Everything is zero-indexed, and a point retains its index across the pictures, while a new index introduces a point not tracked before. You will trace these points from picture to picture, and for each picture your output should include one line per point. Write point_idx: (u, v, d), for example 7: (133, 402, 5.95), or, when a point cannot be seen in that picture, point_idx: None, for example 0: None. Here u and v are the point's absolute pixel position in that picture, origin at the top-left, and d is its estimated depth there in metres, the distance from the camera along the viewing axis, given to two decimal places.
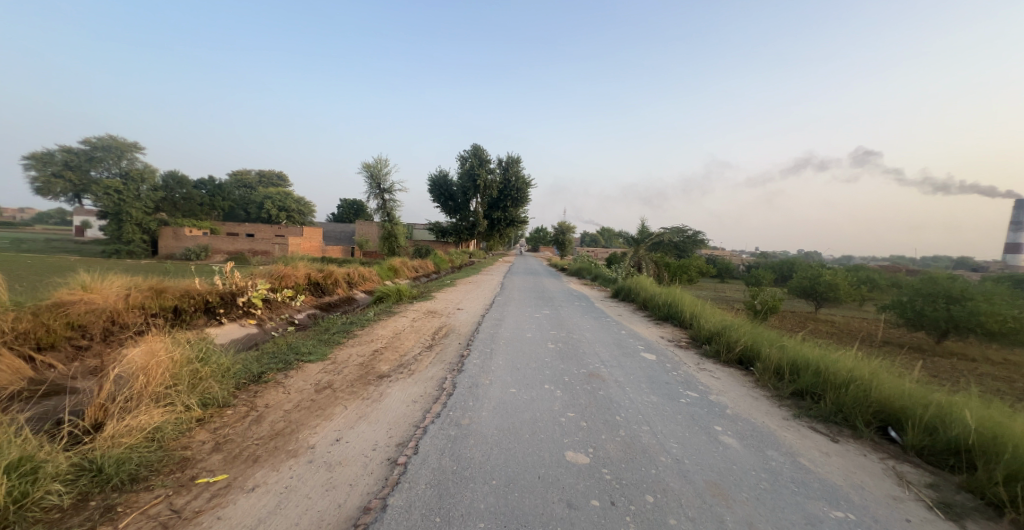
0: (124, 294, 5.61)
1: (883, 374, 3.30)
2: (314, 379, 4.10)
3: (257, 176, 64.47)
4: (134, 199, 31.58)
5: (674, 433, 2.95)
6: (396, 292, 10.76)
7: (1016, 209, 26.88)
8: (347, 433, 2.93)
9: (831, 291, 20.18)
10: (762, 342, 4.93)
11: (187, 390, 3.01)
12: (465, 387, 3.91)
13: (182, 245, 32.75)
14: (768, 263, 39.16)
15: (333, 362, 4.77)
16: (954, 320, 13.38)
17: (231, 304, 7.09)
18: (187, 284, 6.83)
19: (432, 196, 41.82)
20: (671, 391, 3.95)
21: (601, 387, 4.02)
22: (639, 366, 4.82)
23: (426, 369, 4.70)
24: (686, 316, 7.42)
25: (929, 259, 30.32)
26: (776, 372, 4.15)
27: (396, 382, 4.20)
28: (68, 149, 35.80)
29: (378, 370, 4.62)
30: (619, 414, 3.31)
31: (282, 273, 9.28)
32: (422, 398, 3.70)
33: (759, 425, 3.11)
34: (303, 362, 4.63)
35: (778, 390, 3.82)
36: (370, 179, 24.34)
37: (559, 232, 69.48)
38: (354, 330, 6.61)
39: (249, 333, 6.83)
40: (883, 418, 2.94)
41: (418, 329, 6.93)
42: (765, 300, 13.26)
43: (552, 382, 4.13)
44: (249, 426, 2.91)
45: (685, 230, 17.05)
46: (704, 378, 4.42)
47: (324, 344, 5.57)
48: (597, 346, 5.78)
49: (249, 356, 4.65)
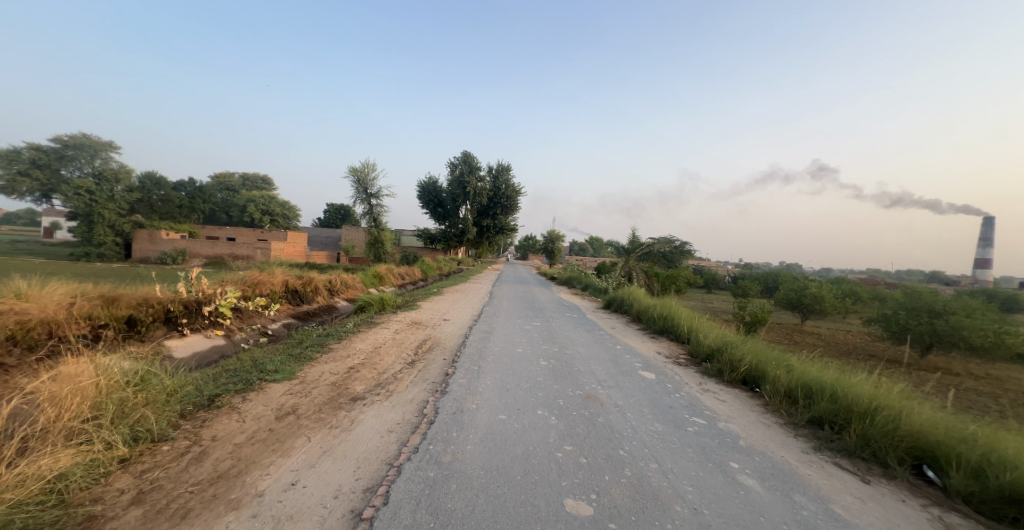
0: (67, 303, 4.99)
1: (911, 404, 3.03)
2: (275, 403, 3.60)
3: (240, 179, 63.07)
4: (107, 200, 30.24)
5: (687, 473, 2.60)
6: (379, 301, 10.18)
7: (985, 226, 28.05)
8: (306, 475, 2.47)
9: (816, 303, 20.45)
10: (768, 362, 4.65)
11: (111, 424, 2.47)
12: (449, 413, 3.48)
13: (158, 248, 31.51)
14: (753, 275, 39.94)
15: (301, 381, 4.25)
16: (937, 334, 13.61)
17: (196, 313, 6.58)
18: (146, 290, 6.23)
19: (422, 202, 41.35)
20: (676, 417, 3.61)
21: (600, 412, 3.65)
22: (639, 387, 4.48)
23: (406, 390, 4.23)
24: (683, 330, 7.15)
25: (904, 273, 31.38)
26: (788, 397, 3.87)
27: (371, 406, 3.73)
28: (36, 147, 34.18)
29: (352, 391, 4.13)
30: (623, 447, 2.94)
31: (256, 279, 8.71)
32: (401, 425, 3.29)
33: (778, 462, 2.79)
34: (267, 381, 4.12)
35: (793, 417, 3.51)
36: (356, 184, 23.75)
37: (549, 241, 69.86)
38: (330, 343, 6.07)
39: (214, 345, 6.38)
40: (917, 455, 2.65)
41: (401, 342, 6.45)
42: (755, 312, 13.23)
43: (546, 405, 3.76)
44: (185, 467, 2.40)
45: (675, 241, 17.02)
46: (708, 401, 4.11)
47: (294, 359, 5.03)
48: (592, 363, 5.41)
49: (203, 375, 4.11)
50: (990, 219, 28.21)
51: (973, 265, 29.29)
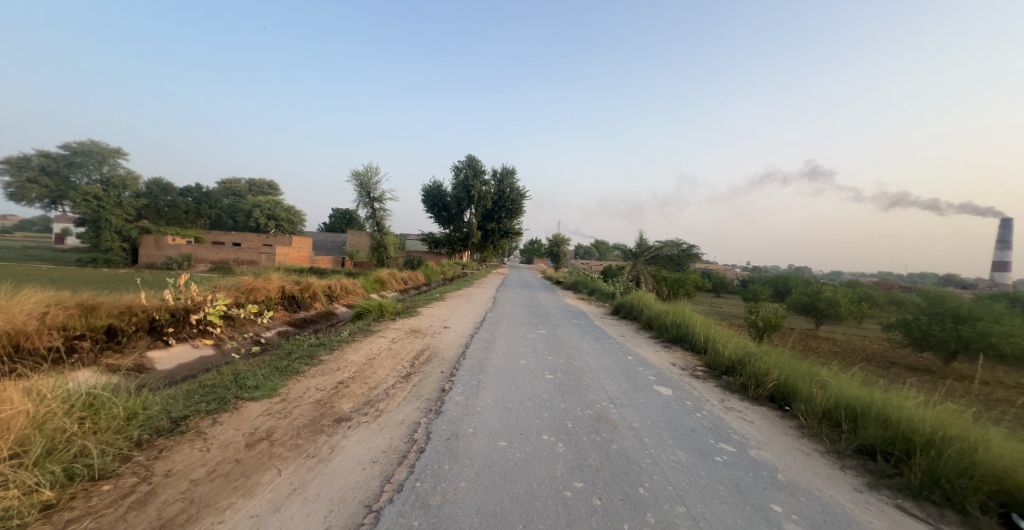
0: (40, 313, 4.70)
1: (986, 436, 2.55)
2: (248, 427, 3.20)
3: (247, 185, 63.80)
4: (114, 205, 30.44)
5: (723, 520, 2.15)
6: (377, 307, 9.80)
7: (1002, 228, 27.24)
8: (267, 522, 2.06)
9: (831, 308, 19.79)
10: (801, 378, 4.17)
11: (38, 461, 2.10)
12: (441, 440, 3.06)
13: (164, 254, 31.72)
14: (762, 278, 39.10)
15: (282, 399, 3.86)
16: (963, 341, 12.94)
17: (183, 321, 6.33)
18: (130, 297, 5.96)
19: (426, 207, 41.24)
20: (702, 444, 3.16)
21: (613, 437, 3.21)
22: (655, 405, 4.05)
23: (397, 409, 3.83)
24: (699, 339, 6.68)
25: (917, 276, 30.58)
26: (829, 421, 3.39)
27: (356, 429, 3.34)
28: (46, 154, 34.64)
29: (337, 411, 3.75)
30: (643, 484, 2.51)
31: (250, 285, 8.41)
32: (387, 454, 2.90)
33: (829, 503, 2.33)
34: (244, 399, 3.74)
35: (836, 444, 3.05)
36: (359, 188, 23.54)
37: (554, 245, 69.64)
38: (321, 354, 5.68)
39: (200, 357, 6.14)
40: (1003, 500, 2.17)
41: (397, 352, 6.06)
42: (768, 317, 12.70)
43: (551, 428, 3.33)
44: (123, 514, 2.00)
45: (683, 245, 16.54)
46: (736, 423, 3.64)
47: (278, 373, 4.64)
48: (602, 377, 4.97)
49: (175, 393, 3.77)
50: (1008, 220, 27.37)
51: (991, 268, 28.36)
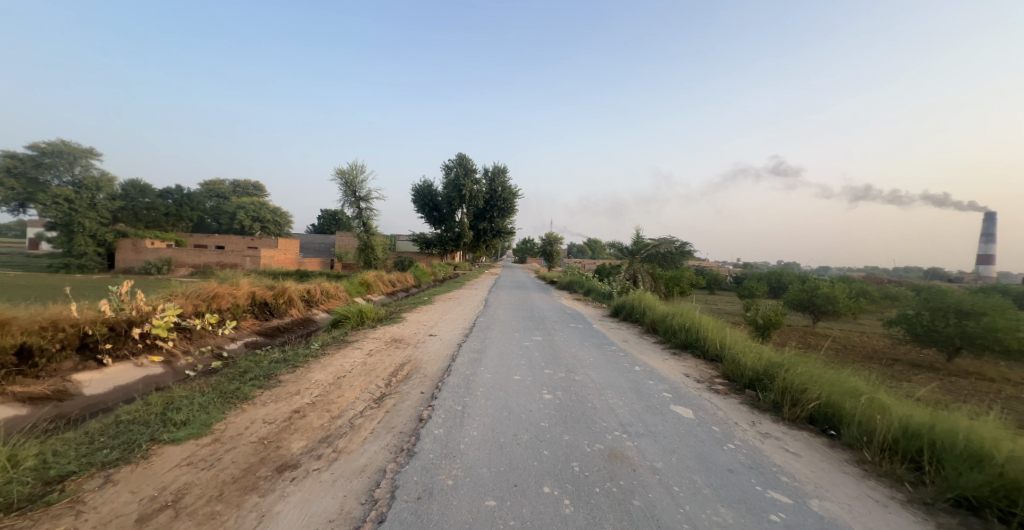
0: None
1: None
2: (153, 486, 2.39)
3: (231, 186, 62.12)
4: (87, 208, 28.85)
5: None
6: (357, 314, 8.97)
7: (986, 221, 27.51)
8: None
9: (829, 304, 19.47)
10: (849, 400, 3.51)
11: None
12: (410, 501, 2.29)
13: (142, 258, 30.26)
14: (755, 274, 39.05)
15: (215, 440, 3.06)
16: (968, 336, 12.52)
17: (125, 336, 5.52)
18: (57, 310, 5.10)
19: (417, 206, 40.28)
20: (752, 497, 2.42)
21: (636, 488, 2.47)
22: (676, 433, 3.33)
23: (361, 449, 3.05)
24: (714, 346, 6.01)
25: (905, 270, 30.81)
26: (906, 459, 2.71)
27: (301, 483, 2.56)
28: (12, 155, 32.98)
29: (282, 454, 2.95)
30: None
31: (213, 291, 7.56)
32: (334, 526, 2.12)
33: None
34: (160, 443, 2.92)
35: (921, 492, 2.38)
36: (344, 186, 22.55)
37: (547, 245, 69.27)
38: (281, 373, 4.88)
39: (145, 377, 5.35)
40: None
41: (372, 369, 5.25)
42: (769, 315, 12.16)
43: (552, 476, 2.59)
44: None
45: (679, 242, 15.96)
46: (782, 459, 2.93)
47: (219, 401, 3.81)
48: (609, 396, 4.26)
49: (68, 438, 2.92)
50: (990, 213, 27.77)
51: (975, 261, 28.55)
